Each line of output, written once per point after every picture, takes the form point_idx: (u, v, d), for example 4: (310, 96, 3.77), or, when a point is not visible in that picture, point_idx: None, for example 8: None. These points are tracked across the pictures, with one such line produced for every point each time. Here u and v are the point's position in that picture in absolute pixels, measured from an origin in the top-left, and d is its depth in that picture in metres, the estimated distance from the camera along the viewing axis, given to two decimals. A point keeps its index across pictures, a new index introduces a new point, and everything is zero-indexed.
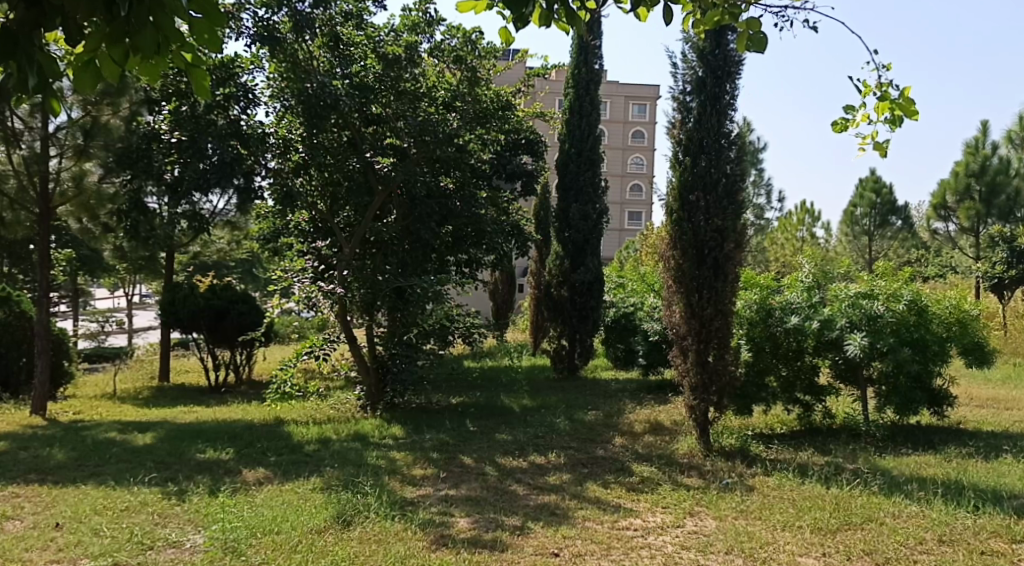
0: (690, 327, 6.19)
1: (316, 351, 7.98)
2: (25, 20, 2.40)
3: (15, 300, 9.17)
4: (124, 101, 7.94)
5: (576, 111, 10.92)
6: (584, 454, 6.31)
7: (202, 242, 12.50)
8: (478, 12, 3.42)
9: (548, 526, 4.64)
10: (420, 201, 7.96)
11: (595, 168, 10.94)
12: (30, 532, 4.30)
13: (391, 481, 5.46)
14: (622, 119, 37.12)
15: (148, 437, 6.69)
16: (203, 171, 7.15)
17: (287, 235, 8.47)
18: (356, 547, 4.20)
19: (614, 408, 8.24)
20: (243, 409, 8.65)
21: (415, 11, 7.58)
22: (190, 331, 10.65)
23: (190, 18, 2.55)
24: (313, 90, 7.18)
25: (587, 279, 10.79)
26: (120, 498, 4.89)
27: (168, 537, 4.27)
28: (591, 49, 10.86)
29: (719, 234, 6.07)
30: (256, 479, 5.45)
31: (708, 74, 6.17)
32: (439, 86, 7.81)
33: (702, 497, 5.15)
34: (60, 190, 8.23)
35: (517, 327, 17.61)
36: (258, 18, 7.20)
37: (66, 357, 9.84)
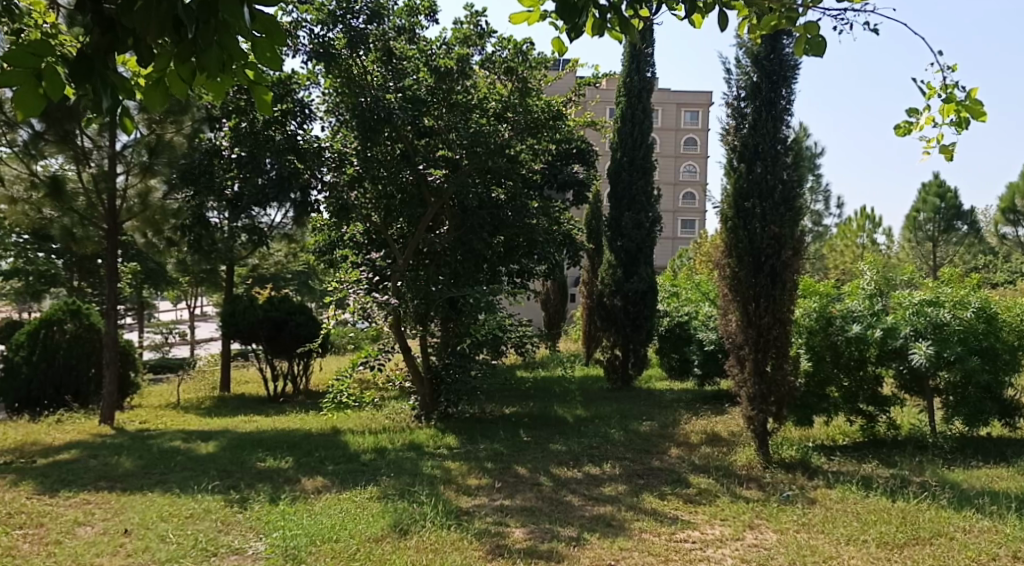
0: (748, 336, 6.09)
1: (372, 361, 8.14)
2: (99, 45, 2.55)
3: (86, 312, 9.55)
4: (187, 119, 8.09)
5: (628, 120, 10.86)
6: (640, 465, 6.25)
7: (261, 254, 12.80)
8: (531, 23, 3.45)
9: (605, 537, 4.61)
10: (472, 212, 8.08)
11: (647, 176, 10.90)
12: (101, 538, 4.44)
13: (446, 491, 5.49)
14: (674, 127, 36.91)
15: (211, 446, 6.85)
16: (262, 186, 7.66)
17: (343, 247, 8.63)
18: (413, 556, 4.23)
19: (669, 418, 8.15)
20: (301, 418, 8.81)
21: (467, 24, 7.64)
22: (249, 342, 10.88)
23: (253, 36, 2.62)
24: (367, 104, 7.35)
25: (640, 288, 10.71)
26: (185, 506, 5.02)
27: (231, 544, 4.36)
28: (642, 57, 10.79)
29: (777, 241, 5.96)
30: (315, 488, 5.54)
31: (763, 79, 6.09)
32: (489, 98, 7.85)
33: (762, 510, 5.06)
34: (127, 206, 8.45)
35: (570, 337, 17.58)
36: (315, 35, 7.42)
37: (133, 368, 10.16)
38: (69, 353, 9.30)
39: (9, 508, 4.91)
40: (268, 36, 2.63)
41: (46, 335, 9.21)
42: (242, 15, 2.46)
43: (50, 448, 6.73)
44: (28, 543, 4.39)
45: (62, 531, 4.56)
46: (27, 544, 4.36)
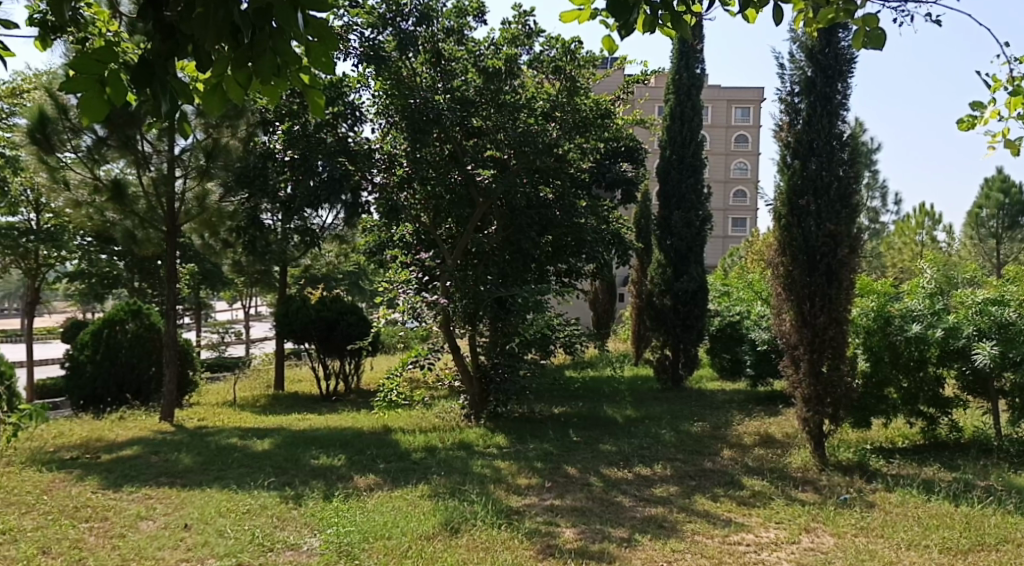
0: (802, 336, 5.98)
1: (422, 359, 8.29)
2: (160, 52, 2.64)
3: (146, 312, 9.82)
4: (242, 123, 8.34)
5: (677, 117, 10.75)
6: (692, 466, 6.18)
7: (313, 255, 13.01)
8: (582, 21, 3.45)
9: (657, 539, 4.57)
10: (520, 212, 8.09)
11: (698, 174, 10.73)
12: (162, 532, 4.56)
13: (497, 490, 5.51)
14: (725, 124, 36.46)
15: (266, 443, 6.98)
16: (314, 188, 7.43)
17: (392, 247, 8.74)
18: (464, 554, 4.26)
19: (721, 419, 8.06)
20: (353, 416, 8.93)
21: (515, 24, 7.66)
22: (302, 341, 11.06)
23: (306, 42, 2.67)
24: (417, 105, 7.39)
25: (690, 287, 10.60)
26: (242, 501, 5.13)
27: (287, 540, 4.44)
28: (691, 53, 10.67)
29: (832, 239, 5.84)
30: (367, 485, 5.61)
31: (818, 73, 5.98)
32: (537, 97, 7.77)
33: (819, 513, 4.96)
34: (185, 209, 8.72)
35: (619, 336, 17.51)
36: (365, 38, 7.51)
37: (191, 367, 10.45)
38: (131, 351, 9.58)
39: (75, 501, 5.07)
40: (322, 41, 2.67)
41: (109, 333, 9.50)
42: (296, 20, 2.51)
43: (113, 444, 6.95)
44: (93, 536, 4.52)
45: (125, 525, 4.70)
46: (93, 537, 4.50)
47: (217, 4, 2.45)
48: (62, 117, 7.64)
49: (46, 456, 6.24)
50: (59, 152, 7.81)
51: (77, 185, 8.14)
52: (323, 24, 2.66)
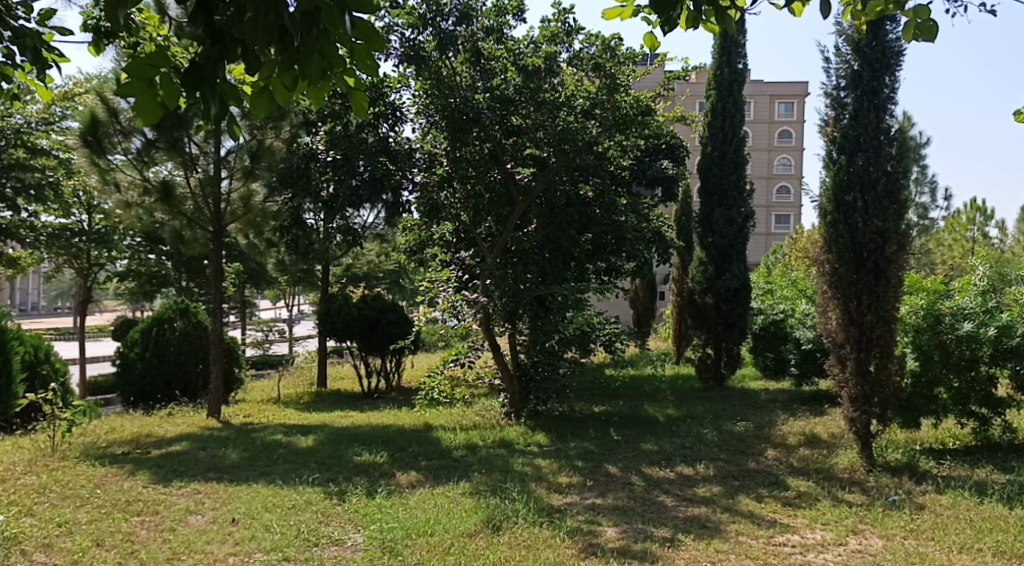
0: (849, 334, 5.87)
1: (462, 358, 8.36)
2: (210, 55, 2.71)
3: (193, 311, 10.02)
4: (285, 124, 8.43)
5: (718, 113, 10.62)
6: (735, 466, 6.11)
7: (354, 254, 13.16)
8: (624, 19, 3.51)
9: (700, 539, 4.54)
10: (560, 210, 8.09)
11: (739, 170, 10.59)
12: (211, 527, 4.65)
13: (538, 488, 5.51)
14: (768, 120, 35.99)
15: (310, 440, 7.08)
16: (356, 187, 7.50)
17: (433, 245, 8.81)
18: (507, 551, 4.28)
19: (764, 418, 7.96)
20: (395, 414, 9.00)
21: (554, 22, 7.65)
22: (344, 339, 11.19)
23: (351, 44, 2.71)
24: (456, 105, 7.45)
25: (732, 286, 10.45)
26: (288, 497, 5.21)
27: (332, 535, 4.50)
28: (732, 48, 10.57)
29: (880, 235, 5.72)
30: (409, 482, 5.66)
31: (864, 67, 5.88)
32: (577, 95, 7.73)
33: (866, 515, 4.87)
34: (231, 209, 8.88)
35: (659, 335, 17.41)
36: (405, 39, 7.56)
37: (236, 364, 10.64)
38: (179, 349, 9.79)
39: (126, 496, 5.20)
40: (367, 43, 2.71)
41: (157, 333, 9.74)
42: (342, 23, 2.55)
43: (162, 439, 7.11)
44: (144, 529, 4.63)
45: (175, 519, 4.80)
46: (144, 531, 4.60)
47: (267, 8, 2.53)
48: (113, 119, 7.85)
49: (99, 451, 6.40)
50: (109, 155, 7.99)
51: (127, 186, 8.31)
52: (368, 26, 2.70)
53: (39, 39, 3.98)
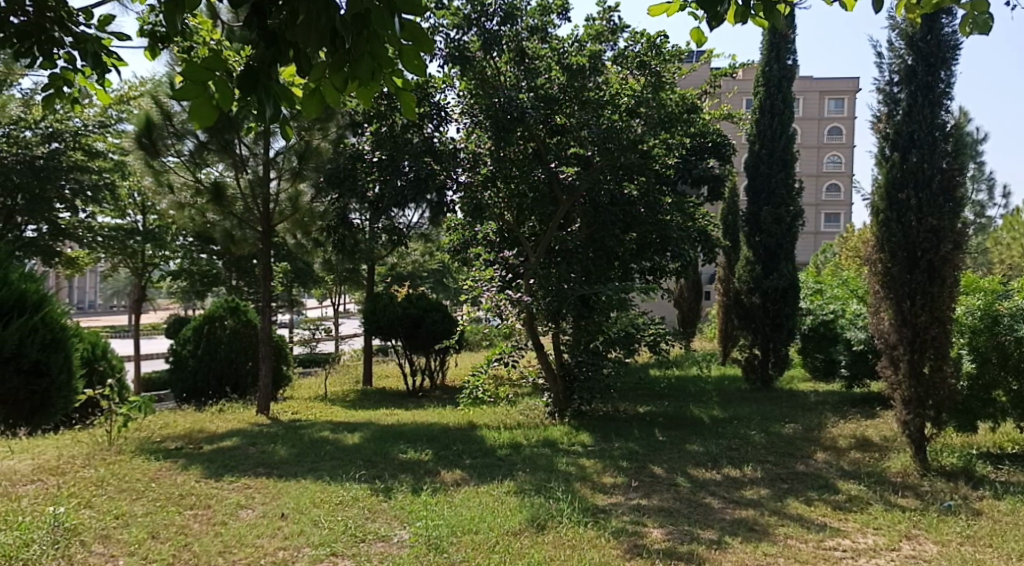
0: (902, 335, 5.73)
1: (505, 357, 8.35)
2: (264, 57, 2.76)
3: (243, 310, 10.21)
4: (332, 125, 8.57)
5: (767, 110, 10.47)
6: (784, 469, 6.02)
7: (399, 254, 13.27)
8: (671, 14, 3.48)
9: (747, 541, 4.49)
10: (604, 209, 8.06)
11: (789, 168, 10.39)
12: (261, 521, 4.74)
13: (582, 488, 5.49)
14: (817, 117, 35.34)
15: (356, 437, 7.16)
16: (401, 187, 7.57)
17: (476, 245, 8.85)
18: (551, 551, 4.28)
19: (814, 420, 7.82)
20: (439, 412, 9.03)
21: (599, 21, 7.63)
22: (389, 338, 11.31)
23: (399, 46, 2.74)
24: (501, 104, 7.44)
25: (780, 285, 10.26)
26: (335, 493, 5.28)
27: (378, 531, 4.55)
28: (781, 44, 10.42)
29: (935, 234, 5.58)
30: (454, 480, 5.69)
31: (918, 61, 5.75)
32: (622, 93, 7.71)
33: (920, 520, 4.76)
34: (279, 209, 9.04)
35: (705, 335, 17.22)
36: (451, 39, 7.63)
37: (284, 362, 10.83)
38: (229, 347, 10.00)
39: (180, 489, 5.33)
40: (416, 44, 2.73)
41: (209, 330, 9.98)
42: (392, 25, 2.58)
43: (214, 435, 7.27)
44: (197, 522, 4.73)
45: (226, 513, 4.90)
46: (197, 524, 4.71)
47: (319, 11, 2.55)
48: (166, 122, 8.03)
49: (154, 446, 6.57)
50: (163, 157, 8.19)
51: (180, 187, 8.51)
52: (417, 27, 2.73)
53: (99, 44, 4.11)
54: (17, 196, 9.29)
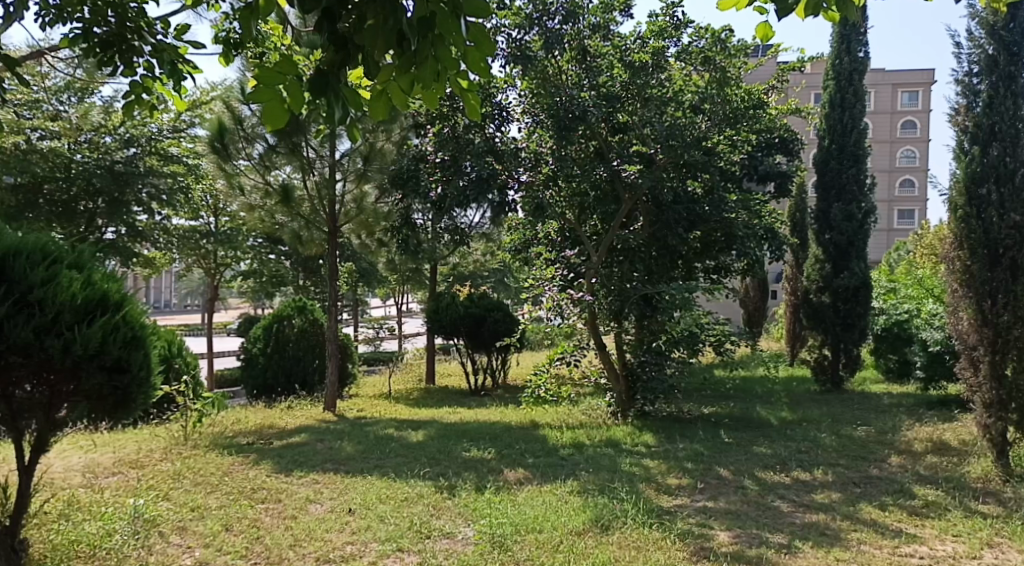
0: (982, 336, 5.52)
1: (568, 356, 8.27)
2: (334, 61, 2.82)
3: (310, 308, 10.44)
4: (396, 127, 8.72)
5: (837, 104, 10.17)
6: (856, 473, 5.86)
7: (462, 254, 13.39)
8: (739, 9, 3.43)
9: (819, 546, 4.38)
10: (667, 208, 8.02)
11: (860, 164, 10.09)
12: (329, 515, 4.83)
13: (646, 489, 5.44)
14: (890, 110, 34.28)
15: (421, 435, 7.25)
16: (463, 188, 7.69)
17: (538, 245, 8.78)
18: (617, 552, 4.25)
19: (888, 423, 7.57)
20: (502, 411, 9.06)
21: (662, 16, 7.52)
22: (452, 337, 11.41)
23: (463, 50, 2.77)
24: (563, 103, 7.42)
25: (852, 284, 10.00)
26: (401, 489, 5.35)
27: (443, 528, 4.59)
28: (853, 36, 10.10)
29: (1018, 231, 5.36)
30: (517, 479, 5.70)
31: (1001, 51, 5.56)
32: (685, 90, 7.57)
33: (1003, 528, 4.58)
34: (345, 210, 9.18)
35: (772, 336, 16.87)
36: (513, 39, 7.60)
37: (350, 360, 11.03)
38: (297, 345, 10.23)
39: (253, 483, 5.47)
40: (478, 48, 2.77)
41: (278, 329, 10.21)
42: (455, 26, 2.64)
43: (284, 431, 7.44)
44: (268, 516, 4.85)
45: (296, 507, 5.00)
46: (269, 517, 4.82)
47: (388, 13, 2.66)
48: (238, 127, 8.31)
49: (227, 441, 6.76)
50: (235, 160, 8.44)
51: (251, 190, 8.72)
52: (480, 30, 2.76)
53: (176, 52, 4.27)
54: (98, 200, 9.62)
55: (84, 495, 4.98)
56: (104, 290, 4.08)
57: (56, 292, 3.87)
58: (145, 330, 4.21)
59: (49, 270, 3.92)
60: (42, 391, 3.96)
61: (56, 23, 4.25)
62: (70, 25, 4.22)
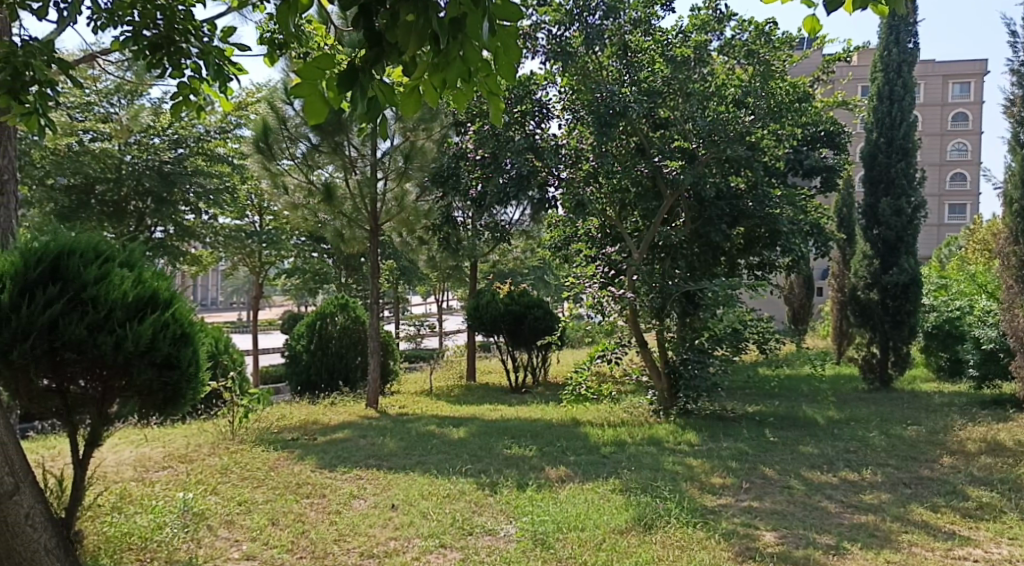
0: None
1: (609, 354, 8.20)
2: (368, 58, 2.79)
3: (352, 306, 10.57)
4: (436, 126, 8.78)
5: (885, 97, 9.95)
6: (906, 473, 5.72)
7: (502, 251, 13.41)
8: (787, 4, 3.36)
9: (868, 548, 4.29)
10: (710, 204, 7.95)
11: (909, 157, 9.84)
12: (373, 511, 4.87)
13: (690, 488, 5.39)
14: (941, 103, 33.48)
15: (462, 431, 7.28)
16: (503, 184, 7.86)
17: (578, 242, 8.66)
18: (659, 551, 4.21)
19: (939, 423, 7.38)
20: (542, 408, 9.04)
21: (705, 10, 7.44)
22: (493, 334, 11.43)
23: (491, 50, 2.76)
24: (603, 98, 7.34)
25: (901, 281, 9.78)
26: (442, 486, 5.38)
27: (485, 525, 4.60)
28: (902, 27, 9.88)
29: None
30: (558, 476, 5.68)
31: None
32: (728, 84, 7.50)
33: None
34: (386, 209, 9.21)
35: (817, 333, 16.59)
36: (553, 35, 7.61)
37: (391, 357, 11.14)
38: (340, 342, 10.35)
39: (297, 478, 5.54)
40: (504, 50, 2.80)
41: (321, 326, 10.34)
42: (480, 28, 2.66)
43: (328, 427, 7.52)
44: (313, 510, 4.91)
45: (340, 502, 5.05)
46: (314, 512, 4.88)
47: (420, 13, 2.61)
48: (282, 127, 8.45)
49: (272, 436, 6.86)
50: (279, 161, 8.59)
51: (294, 189, 8.83)
52: (509, 33, 2.78)
53: (222, 55, 4.34)
54: (146, 200, 9.88)
55: (136, 488, 5.10)
56: (154, 287, 4.16)
57: (108, 290, 3.97)
58: (195, 328, 4.27)
59: (102, 269, 4.02)
60: (96, 387, 4.06)
61: (108, 27, 4.35)
62: (121, 29, 4.32)
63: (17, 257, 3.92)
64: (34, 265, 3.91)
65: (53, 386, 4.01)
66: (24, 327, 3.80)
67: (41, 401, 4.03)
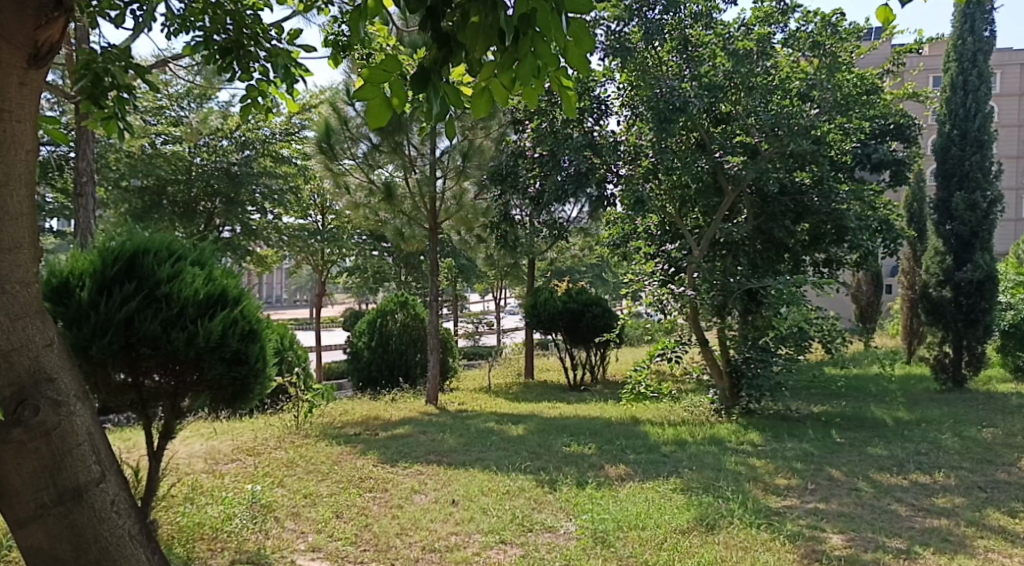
0: None
1: (668, 353, 8.02)
2: (437, 59, 2.84)
3: (412, 303, 10.70)
4: (495, 124, 8.83)
5: (959, 87, 9.59)
6: (982, 477, 5.52)
7: (560, 249, 13.39)
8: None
9: (941, 553, 4.15)
10: (772, 200, 7.83)
11: (984, 149, 9.44)
12: (434, 506, 4.92)
13: (754, 489, 5.29)
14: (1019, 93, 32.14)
15: (521, 428, 7.30)
16: (562, 181, 7.90)
17: (637, 239, 8.63)
18: (723, 551, 4.15)
19: (1017, 425, 7.09)
20: (602, 407, 8.97)
21: (768, 2, 7.30)
22: (551, 331, 11.42)
23: (563, 45, 2.75)
24: (663, 94, 7.19)
25: (975, 278, 9.43)
26: (502, 482, 5.40)
27: (545, 522, 4.61)
28: (977, 15, 9.54)
29: None
30: (618, 475, 5.65)
31: None
32: (793, 77, 7.37)
33: None
34: (445, 207, 9.28)
35: (886, 332, 16.13)
36: (612, 31, 7.55)
37: (451, 354, 11.23)
38: (401, 339, 10.48)
39: (361, 473, 5.64)
40: (577, 44, 2.76)
41: (382, 323, 10.48)
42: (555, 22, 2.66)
43: (389, 423, 7.63)
44: (376, 504, 4.98)
45: (402, 497, 5.12)
46: (376, 506, 4.95)
47: (487, 10, 2.64)
48: (343, 127, 8.59)
49: (335, 431, 6.98)
50: (341, 160, 8.76)
51: (356, 188, 8.99)
52: (581, 27, 2.73)
53: (289, 57, 4.43)
54: (215, 199, 10.18)
55: (206, 480, 5.25)
56: (223, 285, 4.29)
57: (180, 287, 4.10)
58: (261, 326, 4.41)
59: (174, 268, 4.15)
60: (169, 382, 4.18)
61: (180, 33, 4.47)
62: (194, 34, 4.45)
63: (95, 256, 4.06)
64: (111, 264, 4.04)
65: (129, 379, 4.10)
66: (101, 323, 3.91)
67: (118, 395, 4.13)
